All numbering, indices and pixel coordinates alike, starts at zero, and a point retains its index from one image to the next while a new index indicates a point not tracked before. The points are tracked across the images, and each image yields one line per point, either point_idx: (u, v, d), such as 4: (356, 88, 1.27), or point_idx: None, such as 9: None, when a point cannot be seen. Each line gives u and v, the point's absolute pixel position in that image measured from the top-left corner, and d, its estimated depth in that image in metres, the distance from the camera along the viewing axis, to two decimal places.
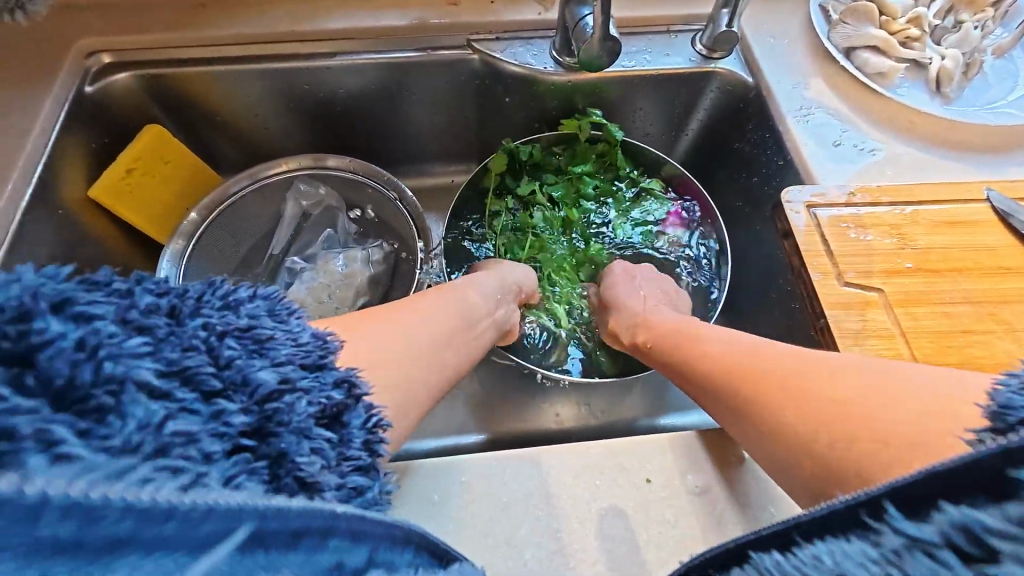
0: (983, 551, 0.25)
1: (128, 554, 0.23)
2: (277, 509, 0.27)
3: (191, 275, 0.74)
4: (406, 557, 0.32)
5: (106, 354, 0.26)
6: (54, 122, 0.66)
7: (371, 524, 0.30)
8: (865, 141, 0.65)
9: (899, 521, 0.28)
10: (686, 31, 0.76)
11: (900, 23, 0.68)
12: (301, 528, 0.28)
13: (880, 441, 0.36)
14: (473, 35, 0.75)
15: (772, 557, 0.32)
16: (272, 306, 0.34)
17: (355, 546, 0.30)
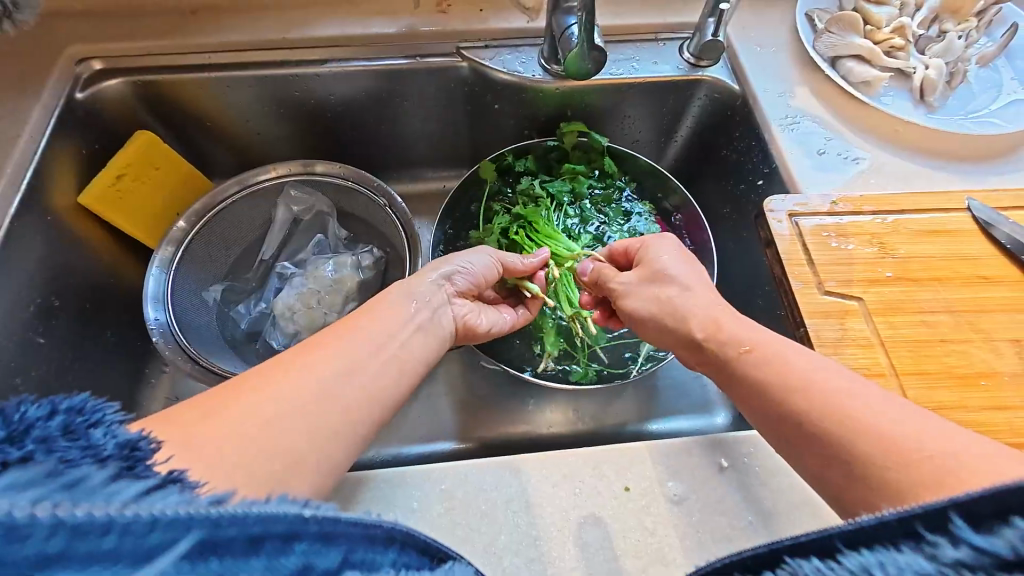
0: (1009, 561, 0.25)
1: (59, 570, 0.23)
2: (231, 516, 0.27)
3: (181, 280, 0.74)
4: (389, 556, 0.32)
5: (31, 429, 0.26)
6: (44, 129, 0.67)
7: (347, 524, 0.31)
8: (849, 150, 0.66)
9: (968, 533, 0.26)
10: (673, 39, 0.77)
11: (884, 33, 0.68)
12: (260, 533, 0.28)
13: (854, 435, 0.34)
14: (462, 44, 0.76)
15: (811, 565, 0.30)
16: (87, 413, 0.28)
17: (326, 548, 0.29)
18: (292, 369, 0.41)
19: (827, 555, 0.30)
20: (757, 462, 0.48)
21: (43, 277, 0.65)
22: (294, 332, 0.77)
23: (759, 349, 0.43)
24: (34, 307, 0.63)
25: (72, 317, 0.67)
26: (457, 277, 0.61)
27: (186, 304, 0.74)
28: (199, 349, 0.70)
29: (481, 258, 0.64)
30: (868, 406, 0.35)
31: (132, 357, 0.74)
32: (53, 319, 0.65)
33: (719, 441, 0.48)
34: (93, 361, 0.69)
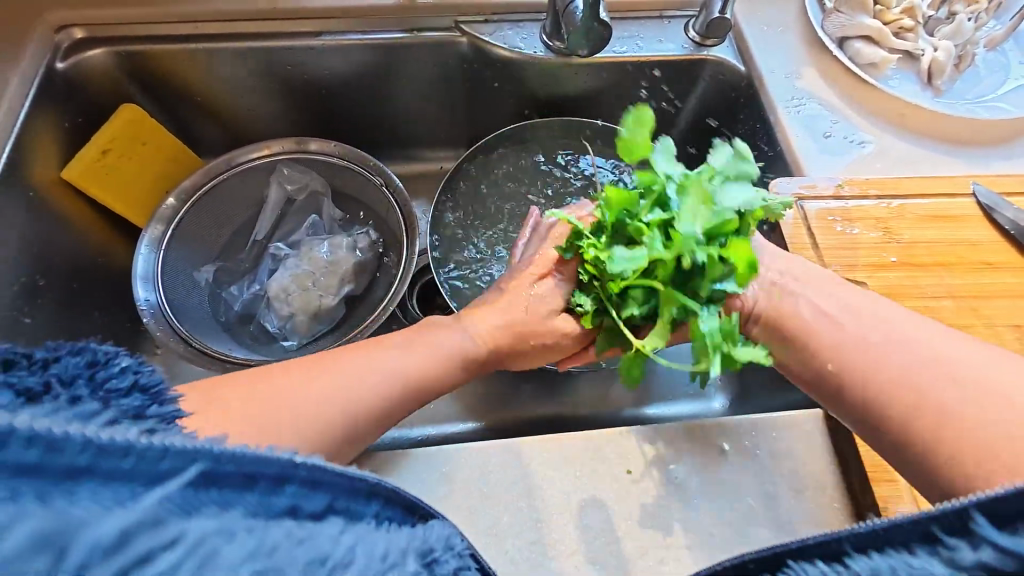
0: (1005, 569, 0.27)
1: (85, 483, 0.25)
2: (232, 453, 0.27)
3: (170, 261, 0.72)
4: (372, 508, 0.32)
5: (69, 380, 0.27)
6: (24, 100, 0.64)
7: (333, 474, 0.30)
8: (855, 133, 0.65)
9: (979, 534, 0.28)
10: (679, 17, 0.75)
11: (894, 13, 0.67)
12: (256, 472, 0.28)
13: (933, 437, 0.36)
14: (462, 18, 0.74)
15: (819, 571, 0.31)
16: (115, 364, 0.29)
17: (313, 492, 0.30)
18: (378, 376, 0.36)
19: (836, 559, 0.31)
20: (758, 445, 0.48)
21: (27, 256, 0.63)
22: (288, 314, 0.76)
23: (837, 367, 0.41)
24: (20, 286, 0.61)
25: (59, 297, 0.65)
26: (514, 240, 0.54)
27: (176, 285, 0.72)
28: (192, 333, 0.69)
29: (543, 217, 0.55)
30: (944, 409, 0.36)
31: (122, 340, 0.72)
32: (38, 298, 0.63)
33: (721, 425, 0.48)
34: (82, 343, 0.67)
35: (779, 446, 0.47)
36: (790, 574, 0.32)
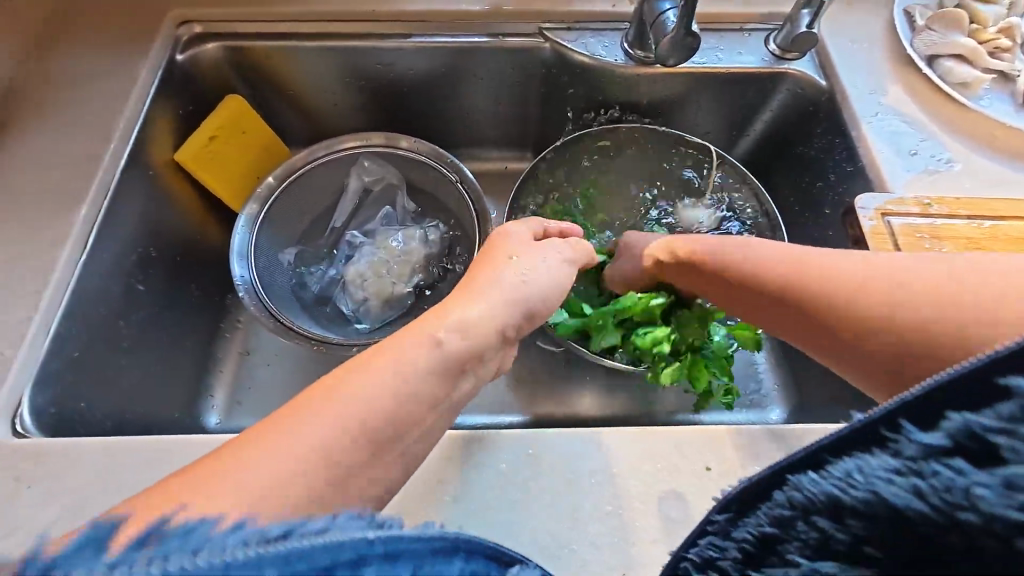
0: (947, 449, 0.27)
1: None
2: (301, 550, 0.26)
3: (261, 240, 0.77)
4: (455, 565, 0.30)
5: None
6: (149, 88, 0.70)
7: (411, 540, 0.28)
8: (942, 152, 0.64)
9: (916, 431, 0.29)
10: (760, 30, 0.75)
11: (989, 32, 0.66)
12: (333, 563, 0.26)
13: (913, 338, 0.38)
14: (545, 25, 0.76)
15: (807, 476, 0.32)
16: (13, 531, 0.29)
17: (395, 566, 0.27)
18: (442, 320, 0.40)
19: (818, 467, 0.32)
20: None
21: (143, 230, 0.68)
22: (362, 298, 0.80)
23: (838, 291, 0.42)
24: (136, 257, 0.67)
25: (165, 269, 0.71)
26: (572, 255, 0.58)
27: (265, 264, 0.77)
28: (279, 309, 0.74)
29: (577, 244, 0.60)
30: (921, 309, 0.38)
31: (213, 313, 0.78)
32: (150, 268, 0.69)
33: (800, 433, 0.49)
34: (182, 312, 0.73)
35: None
36: (789, 486, 0.33)
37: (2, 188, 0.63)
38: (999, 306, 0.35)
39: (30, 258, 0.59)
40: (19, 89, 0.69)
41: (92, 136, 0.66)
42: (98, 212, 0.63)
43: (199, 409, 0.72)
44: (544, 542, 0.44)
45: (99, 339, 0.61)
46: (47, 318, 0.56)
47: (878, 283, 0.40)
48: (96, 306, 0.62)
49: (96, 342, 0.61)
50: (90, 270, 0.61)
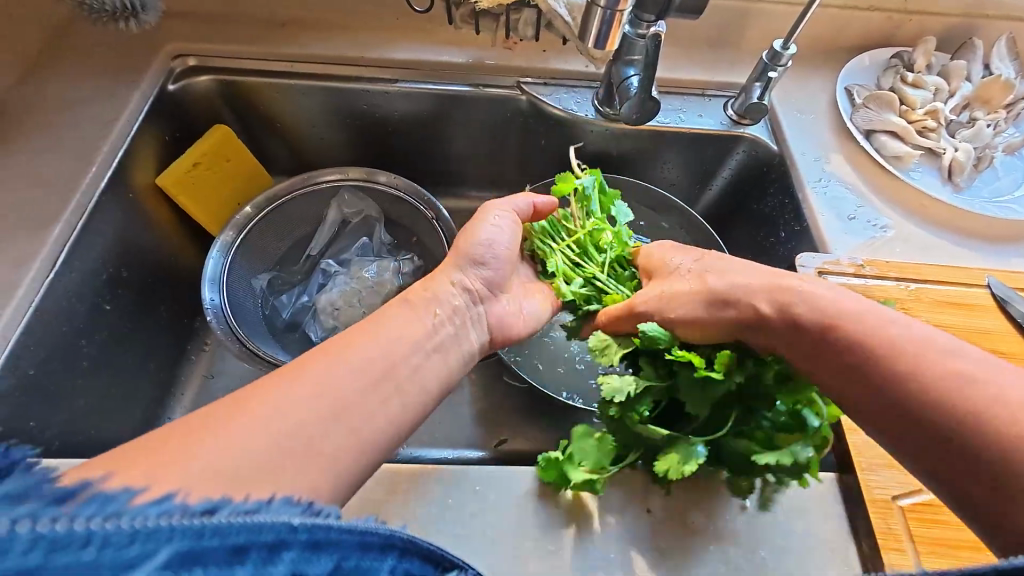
0: None
1: None
2: (219, 526, 0.28)
3: (235, 264, 0.78)
4: (388, 562, 0.33)
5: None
6: (138, 114, 0.73)
7: (337, 532, 0.31)
8: (878, 218, 0.70)
9: None
10: (719, 97, 0.82)
11: (918, 114, 0.74)
12: (244, 543, 0.28)
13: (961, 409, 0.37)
14: (524, 79, 0.82)
15: None
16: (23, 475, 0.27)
17: (317, 556, 0.30)
18: (377, 334, 0.46)
19: None
20: (774, 501, 0.50)
21: (116, 250, 0.69)
22: (332, 327, 0.81)
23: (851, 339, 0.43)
24: (107, 276, 0.68)
25: (135, 289, 0.71)
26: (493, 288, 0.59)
27: (237, 289, 0.78)
28: (247, 334, 0.74)
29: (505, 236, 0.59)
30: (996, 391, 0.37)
31: (180, 334, 0.78)
32: (119, 288, 0.69)
33: (740, 481, 0.51)
34: (146, 333, 0.72)
35: (794, 504, 0.50)
36: None
37: None
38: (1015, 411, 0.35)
39: None
40: (8, 110, 0.71)
41: (75, 158, 0.68)
42: (72, 231, 0.64)
43: None
44: None
45: (60, 358, 0.61)
46: (7, 335, 0.56)
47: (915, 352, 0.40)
48: (60, 324, 0.61)
49: (55, 361, 0.61)
50: (58, 289, 0.61)
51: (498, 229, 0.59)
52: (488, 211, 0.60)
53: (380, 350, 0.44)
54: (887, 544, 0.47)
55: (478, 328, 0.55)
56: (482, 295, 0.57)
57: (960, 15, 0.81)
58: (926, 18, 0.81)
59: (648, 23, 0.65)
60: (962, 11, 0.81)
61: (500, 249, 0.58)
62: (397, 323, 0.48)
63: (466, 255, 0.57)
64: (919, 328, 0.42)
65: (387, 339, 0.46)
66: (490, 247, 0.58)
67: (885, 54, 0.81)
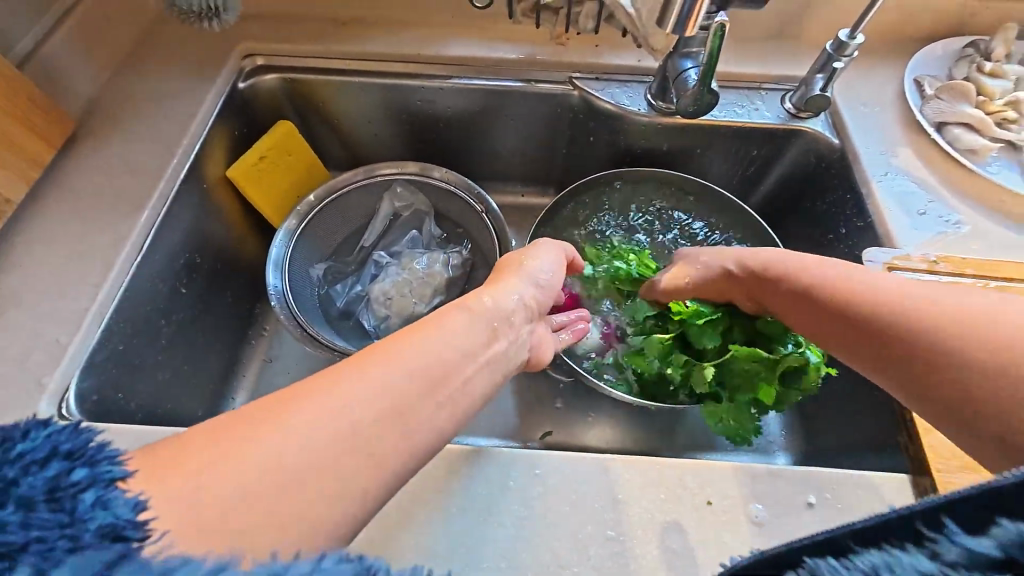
0: (999, 563, 0.25)
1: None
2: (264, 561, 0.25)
3: (296, 253, 0.82)
4: None
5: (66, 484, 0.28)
6: (212, 110, 0.78)
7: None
8: (951, 214, 0.67)
9: (960, 536, 0.27)
10: (776, 90, 0.80)
11: (997, 105, 0.70)
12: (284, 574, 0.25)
13: None
14: (575, 74, 0.82)
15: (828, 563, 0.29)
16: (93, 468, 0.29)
17: None
18: (427, 339, 0.41)
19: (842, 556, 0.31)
20: (841, 501, 0.48)
21: (191, 237, 0.73)
22: (384, 316, 0.84)
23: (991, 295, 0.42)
24: (182, 261, 0.72)
25: (205, 274, 0.76)
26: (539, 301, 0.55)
27: (297, 277, 0.81)
28: (306, 319, 0.77)
29: (555, 263, 0.59)
30: None
31: (243, 319, 0.82)
32: (192, 273, 0.74)
33: (805, 479, 0.49)
34: (213, 317, 0.77)
35: (863, 505, 0.48)
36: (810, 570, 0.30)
37: (73, 191, 0.69)
38: None
39: (91, 256, 0.64)
40: (98, 106, 0.77)
41: (157, 150, 0.73)
42: (155, 218, 0.68)
43: (219, 410, 0.75)
44: (544, 563, 0.46)
45: (143, 335, 0.66)
46: (101, 312, 0.61)
47: None
48: (143, 304, 0.66)
49: (138, 338, 0.65)
50: (142, 271, 0.66)
51: (554, 263, 0.59)
52: (541, 245, 0.60)
53: (438, 355, 0.40)
54: None
55: (529, 342, 0.52)
56: (536, 311, 0.55)
57: None
58: (1004, 5, 0.77)
59: (710, 14, 0.63)
60: None
61: (552, 279, 0.58)
62: (448, 330, 0.42)
63: (524, 273, 0.56)
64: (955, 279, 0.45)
65: (440, 347, 0.41)
66: (547, 272, 0.57)
67: (959, 44, 0.77)
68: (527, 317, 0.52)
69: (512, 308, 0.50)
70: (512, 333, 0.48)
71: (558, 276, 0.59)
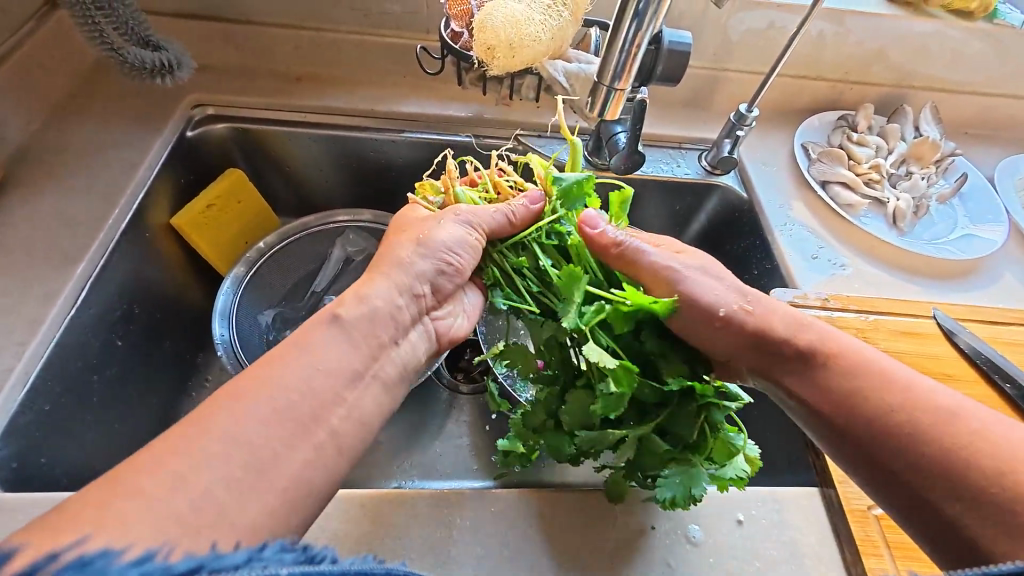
0: None
1: None
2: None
3: (244, 301, 0.81)
4: None
5: None
6: (159, 159, 0.77)
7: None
8: (838, 257, 0.79)
9: None
10: (693, 149, 0.92)
11: (864, 167, 0.85)
12: None
13: (955, 438, 0.43)
14: (520, 131, 0.90)
15: None
16: None
17: None
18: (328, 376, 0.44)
19: None
20: (765, 515, 0.54)
21: (130, 287, 0.71)
22: None
23: (845, 362, 0.51)
24: (119, 312, 0.69)
25: (144, 325, 0.73)
26: (428, 296, 0.56)
27: (245, 325, 0.80)
28: None
29: (461, 232, 0.59)
30: (978, 424, 0.44)
31: (184, 371, 0.79)
32: (130, 325, 0.71)
33: (734, 499, 0.55)
34: (153, 370, 0.74)
35: (783, 517, 0.54)
36: None
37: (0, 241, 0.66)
38: (953, 412, 0.45)
39: (20, 310, 0.61)
40: (31, 152, 0.74)
41: (97, 199, 0.71)
42: (93, 269, 0.66)
43: None
44: None
45: (72, 394, 0.62)
46: (27, 370, 0.57)
47: (926, 399, 0.46)
48: (74, 360, 0.62)
49: (67, 397, 0.61)
50: (77, 324, 0.63)
51: (462, 240, 0.59)
52: (447, 217, 0.60)
53: None
54: (867, 551, 0.52)
55: (422, 338, 0.56)
56: (428, 306, 0.57)
57: (891, 85, 0.96)
58: (863, 87, 0.95)
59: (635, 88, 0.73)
60: (893, 83, 0.95)
61: (459, 261, 0.59)
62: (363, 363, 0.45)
63: (423, 250, 0.57)
64: (852, 345, 0.52)
65: None
66: (452, 255, 0.58)
67: (833, 116, 0.93)
68: (416, 312, 0.55)
69: (405, 312, 0.53)
70: (402, 342, 0.52)
71: (466, 255, 0.59)
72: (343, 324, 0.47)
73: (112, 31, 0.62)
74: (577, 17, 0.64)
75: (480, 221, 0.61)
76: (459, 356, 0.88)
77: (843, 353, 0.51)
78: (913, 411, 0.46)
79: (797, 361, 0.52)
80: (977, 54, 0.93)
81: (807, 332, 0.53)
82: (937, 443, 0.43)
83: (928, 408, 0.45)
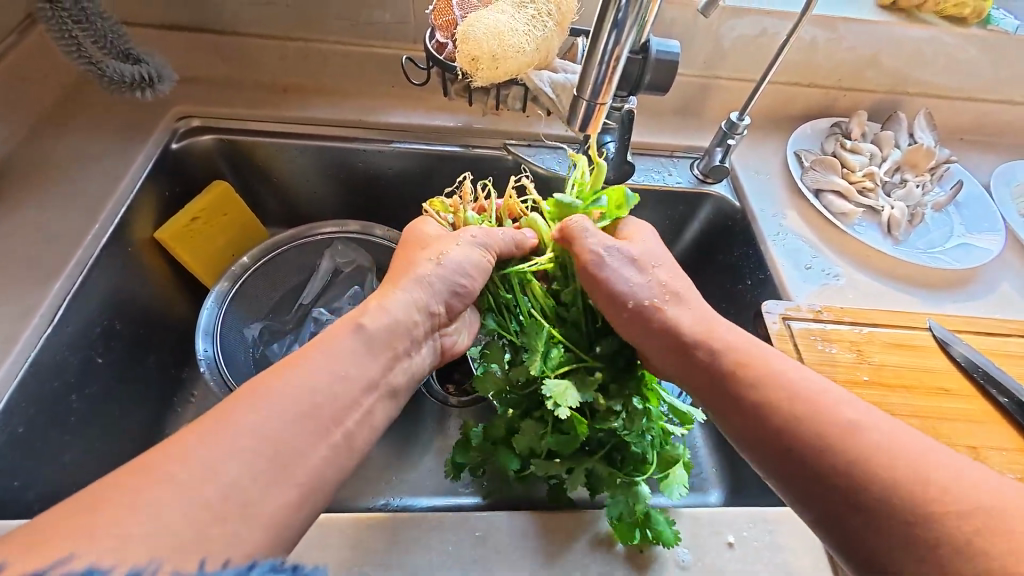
0: None
1: None
2: None
3: (229, 317, 0.80)
4: None
5: None
6: (142, 172, 0.76)
7: None
8: (831, 267, 0.78)
9: None
10: (686, 157, 0.91)
11: (858, 175, 0.84)
12: None
13: (855, 453, 0.43)
14: (509, 141, 0.89)
15: None
16: None
17: None
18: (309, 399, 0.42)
19: None
20: (758, 538, 0.53)
21: (111, 303, 0.70)
22: None
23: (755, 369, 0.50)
24: (99, 329, 0.68)
25: (126, 342, 0.72)
26: (440, 315, 0.55)
27: (230, 341, 0.79)
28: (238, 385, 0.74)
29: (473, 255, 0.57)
30: (882, 437, 0.43)
31: (168, 387, 0.77)
32: (111, 341, 0.70)
33: (725, 520, 0.54)
34: (135, 387, 0.72)
35: (775, 539, 0.53)
36: None
37: None
38: (857, 423, 0.44)
39: None
40: (13, 167, 0.73)
41: (79, 214, 0.70)
42: (72, 286, 0.65)
43: None
44: None
45: (48, 415, 0.60)
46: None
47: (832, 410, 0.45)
48: (51, 379, 0.61)
49: (42, 418, 0.60)
50: (54, 343, 0.62)
51: (477, 263, 0.57)
52: (462, 238, 0.58)
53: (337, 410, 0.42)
54: None
55: (430, 354, 0.56)
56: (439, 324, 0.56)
57: (885, 92, 0.95)
58: (857, 94, 0.94)
59: (623, 97, 0.71)
60: (887, 89, 0.94)
61: (472, 285, 0.57)
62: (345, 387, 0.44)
63: (437, 272, 0.55)
64: (763, 350, 0.51)
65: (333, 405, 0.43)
66: (464, 278, 0.57)
67: (825, 124, 0.92)
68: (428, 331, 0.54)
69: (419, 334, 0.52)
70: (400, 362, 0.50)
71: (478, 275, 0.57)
72: (360, 331, 0.48)
73: (90, 45, 0.62)
74: (563, 28, 0.63)
75: (494, 243, 0.59)
76: (449, 369, 0.87)
77: (752, 361, 0.50)
78: (817, 422, 0.45)
79: (711, 366, 0.52)
80: (971, 60, 0.92)
81: (718, 338, 0.53)
82: (837, 457, 0.43)
83: (829, 420, 0.45)
